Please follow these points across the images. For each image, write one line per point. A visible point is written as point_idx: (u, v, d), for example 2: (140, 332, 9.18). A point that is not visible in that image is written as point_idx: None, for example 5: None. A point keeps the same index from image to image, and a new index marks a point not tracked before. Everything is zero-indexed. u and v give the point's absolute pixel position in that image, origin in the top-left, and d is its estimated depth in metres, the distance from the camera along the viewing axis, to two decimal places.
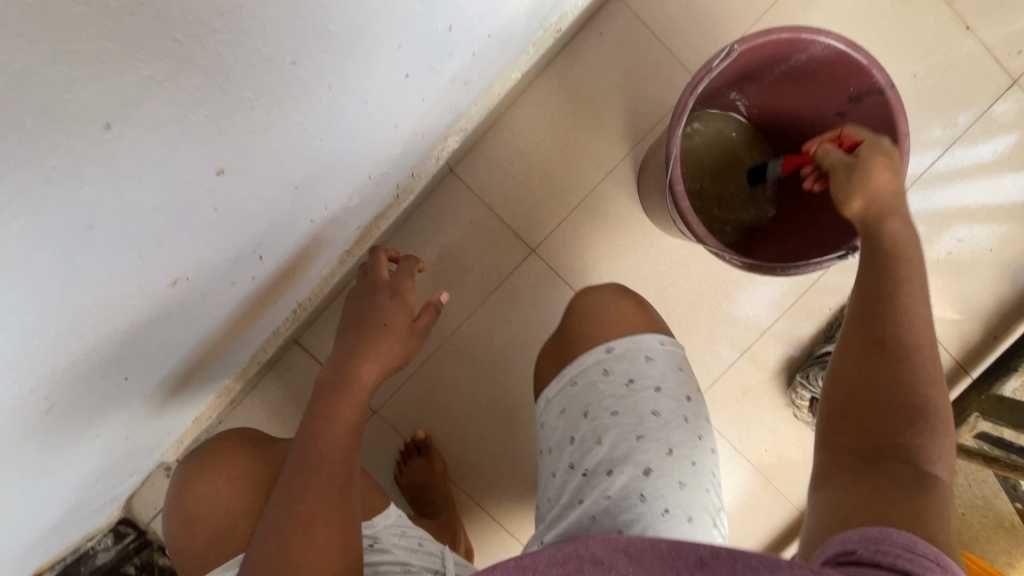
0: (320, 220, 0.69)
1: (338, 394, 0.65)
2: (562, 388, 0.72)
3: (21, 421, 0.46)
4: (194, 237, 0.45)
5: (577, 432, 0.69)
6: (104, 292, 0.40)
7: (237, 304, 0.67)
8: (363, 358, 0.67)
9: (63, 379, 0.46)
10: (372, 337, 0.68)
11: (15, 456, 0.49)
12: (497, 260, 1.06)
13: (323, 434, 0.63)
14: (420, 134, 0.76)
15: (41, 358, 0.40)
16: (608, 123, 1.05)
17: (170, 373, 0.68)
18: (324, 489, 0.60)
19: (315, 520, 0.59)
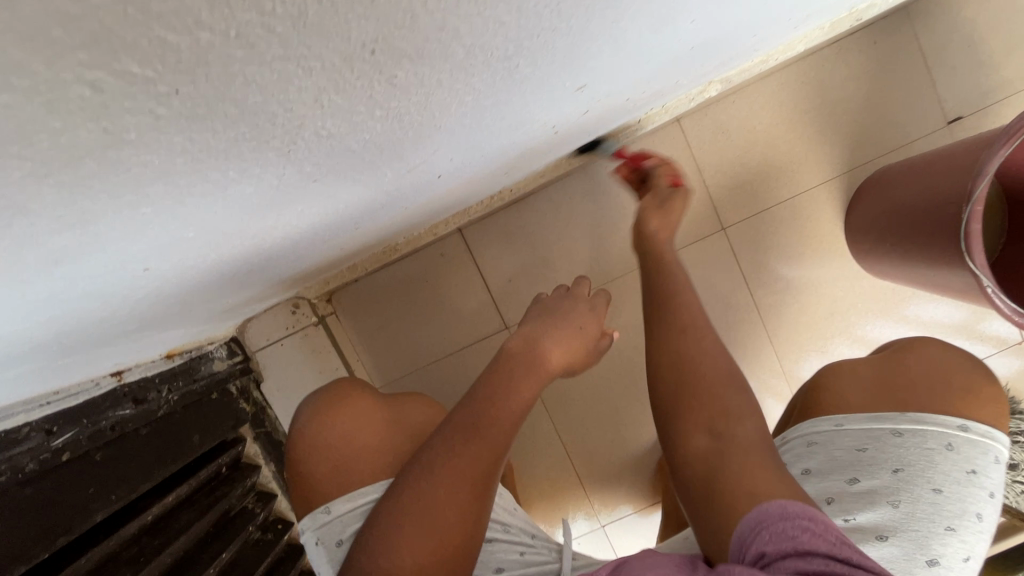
0: (626, 103, 0.64)
1: (513, 364, 0.57)
2: (878, 423, 0.60)
3: (395, 172, 0.42)
4: (643, 41, 0.40)
5: (870, 457, 0.58)
6: (584, 53, 0.35)
7: (517, 155, 0.62)
8: (543, 344, 0.59)
9: (448, 146, 0.42)
10: (556, 329, 0.61)
11: (341, 210, 0.46)
12: (683, 225, 1.02)
13: (494, 403, 0.54)
14: (726, 63, 0.72)
15: (491, 106, 0.36)
16: (845, 132, 1.00)
17: (422, 201, 0.64)
18: (480, 459, 0.52)
19: (449, 493, 0.51)
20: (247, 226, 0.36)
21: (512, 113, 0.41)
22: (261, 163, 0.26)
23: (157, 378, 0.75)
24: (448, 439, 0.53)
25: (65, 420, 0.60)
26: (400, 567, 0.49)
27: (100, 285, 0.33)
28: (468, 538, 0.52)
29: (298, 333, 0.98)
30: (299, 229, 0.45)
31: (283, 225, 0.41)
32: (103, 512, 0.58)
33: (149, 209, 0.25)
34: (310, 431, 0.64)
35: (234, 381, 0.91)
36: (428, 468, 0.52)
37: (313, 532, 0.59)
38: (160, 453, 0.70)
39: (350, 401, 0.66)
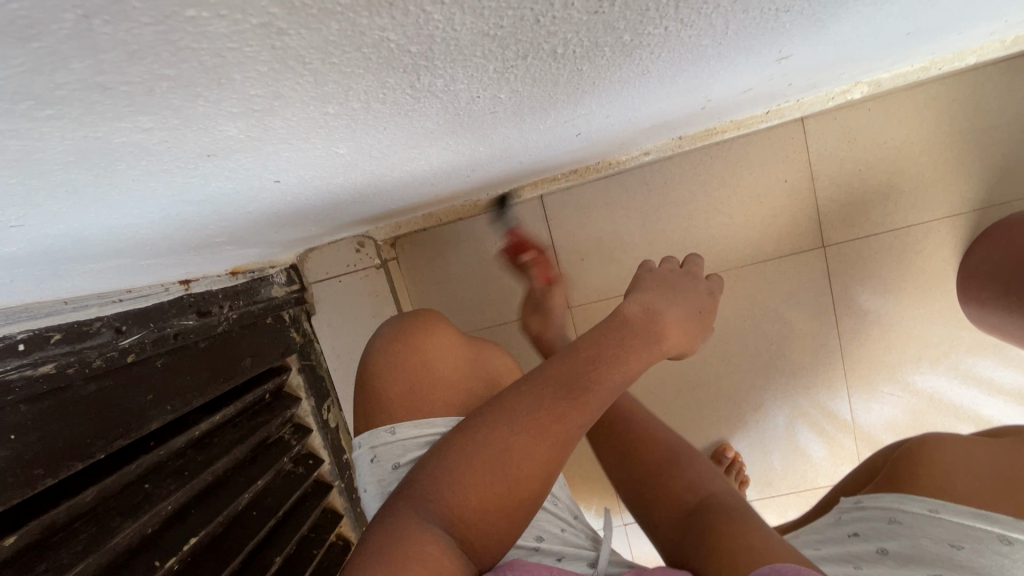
0: (788, 87, 0.56)
1: (627, 332, 0.50)
2: (984, 523, 0.50)
3: (552, 123, 0.36)
4: (889, 16, 0.33)
5: (964, 558, 0.47)
6: (839, 18, 0.29)
7: (656, 124, 0.55)
8: (662, 316, 0.52)
9: (622, 102, 0.36)
10: (672, 311, 0.53)
11: (475, 156, 0.40)
12: (780, 235, 0.94)
13: (594, 368, 0.47)
14: (892, 63, 0.63)
15: (700, 64, 0.30)
16: (988, 168, 0.89)
17: (537, 161, 0.58)
18: (569, 418, 0.46)
19: (528, 449, 0.45)
20: (395, 153, 0.31)
21: (707, 74, 0.35)
22: (479, 73, 0.20)
23: (220, 293, 0.73)
24: (538, 389, 0.47)
25: (131, 321, 0.58)
26: (458, 506, 0.44)
27: (227, 191, 0.29)
28: (530, 501, 0.46)
29: (358, 273, 0.97)
30: (427, 168, 0.40)
31: (419, 161, 0.36)
32: (159, 422, 0.56)
33: (336, 108, 0.20)
34: (394, 348, 0.60)
35: (289, 309, 0.89)
36: (511, 416, 0.46)
37: (369, 449, 0.57)
38: (213, 371, 0.67)
39: (436, 332, 0.61)
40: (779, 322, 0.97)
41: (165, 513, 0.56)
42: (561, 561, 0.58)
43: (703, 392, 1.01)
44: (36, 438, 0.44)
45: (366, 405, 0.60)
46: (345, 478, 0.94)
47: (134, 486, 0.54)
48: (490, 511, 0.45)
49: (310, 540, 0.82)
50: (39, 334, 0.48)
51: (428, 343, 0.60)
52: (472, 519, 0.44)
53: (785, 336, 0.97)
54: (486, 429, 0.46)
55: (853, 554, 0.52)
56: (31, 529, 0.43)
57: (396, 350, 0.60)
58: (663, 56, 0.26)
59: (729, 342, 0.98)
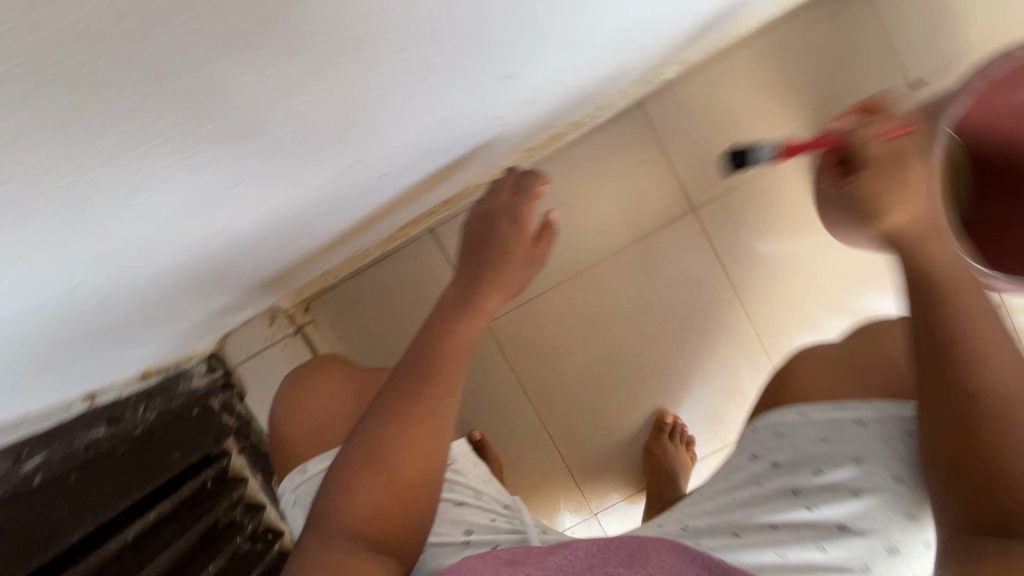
0: (572, 86, 0.64)
1: (449, 314, 0.64)
2: (840, 410, 0.60)
3: (323, 174, 0.42)
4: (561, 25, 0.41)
5: (833, 449, 0.59)
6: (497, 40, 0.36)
7: (467, 145, 0.62)
8: (479, 295, 0.65)
9: (378, 143, 0.42)
10: (491, 280, 0.66)
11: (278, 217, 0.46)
12: (652, 209, 1.02)
13: (430, 362, 0.60)
14: (668, 43, 0.73)
15: (404, 102, 0.37)
16: (808, 105, 1.00)
17: (377, 202, 0.64)
18: (428, 399, 0.57)
19: (397, 441, 0.55)
20: (178, 229, 0.36)
21: (436, 86, 0.41)
22: (156, 151, 0.26)
23: (133, 396, 0.76)
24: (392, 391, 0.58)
25: (37, 445, 0.61)
26: (356, 510, 0.53)
27: (38, 306, 0.33)
28: (422, 479, 0.56)
29: (277, 343, 0.99)
30: (240, 238, 0.45)
31: (218, 237, 0.41)
32: (83, 530, 0.58)
33: (53, 215, 0.25)
34: (291, 397, 0.64)
35: (215, 397, 0.92)
36: (376, 418, 0.57)
37: (290, 493, 0.60)
38: (139, 471, 0.70)
39: (328, 371, 0.66)
40: (676, 286, 1.04)
41: None
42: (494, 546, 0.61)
43: (630, 368, 1.07)
44: None
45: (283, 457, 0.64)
46: None
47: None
48: (391, 497, 0.54)
49: None
50: None
51: (320, 382, 0.64)
52: (378, 511, 0.53)
53: (685, 297, 1.04)
54: (360, 436, 0.56)
55: (755, 475, 0.63)
56: None
57: (294, 398, 0.64)
58: (346, 109, 0.32)
59: (637, 316, 1.05)
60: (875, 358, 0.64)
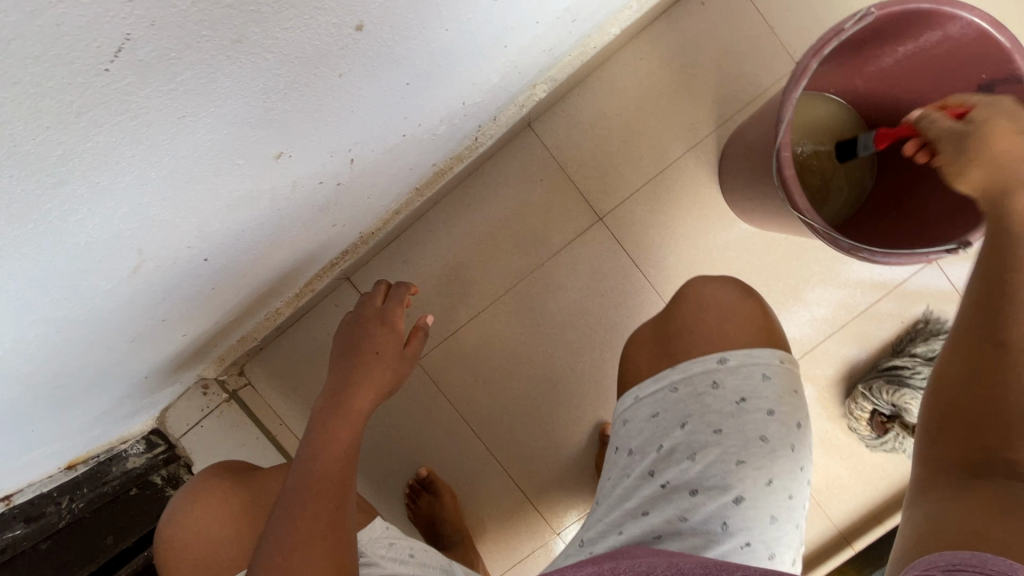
0: (412, 134, 0.66)
1: (326, 412, 0.60)
2: (660, 382, 0.62)
3: (109, 278, 0.43)
4: (314, 103, 0.43)
5: (663, 420, 0.60)
6: (228, 137, 0.38)
7: (314, 209, 0.64)
8: (353, 388, 0.62)
9: (164, 239, 0.44)
10: (358, 376, 0.63)
11: (91, 319, 0.47)
12: (562, 223, 1.02)
13: (320, 464, 0.56)
14: (516, 69, 0.75)
15: (150, 206, 0.39)
16: (698, 97, 1.00)
17: (240, 275, 0.66)
18: (319, 511, 0.53)
19: (305, 558, 0.51)
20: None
21: (213, 192, 0.44)
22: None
23: (56, 491, 0.77)
24: (286, 508, 0.54)
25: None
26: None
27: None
28: None
29: (215, 411, 1.02)
30: (56, 346, 0.47)
31: (15, 354, 0.43)
32: None
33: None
34: (173, 535, 0.64)
35: (157, 473, 0.94)
36: (275, 542, 0.52)
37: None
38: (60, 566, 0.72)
39: (204, 500, 0.66)
40: (600, 295, 1.04)
41: None
42: None
43: (569, 384, 1.06)
44: None
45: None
46: None
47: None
48: None
49: None
50: None
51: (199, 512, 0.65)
52: None
53: (610, 305, 1.04)
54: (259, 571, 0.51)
55: (622, 466, 0.63)
56: None
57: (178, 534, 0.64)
58: (65, 231, 0.34)
59: (567, 330, 1.05)
60: (681, 321, 0.64)
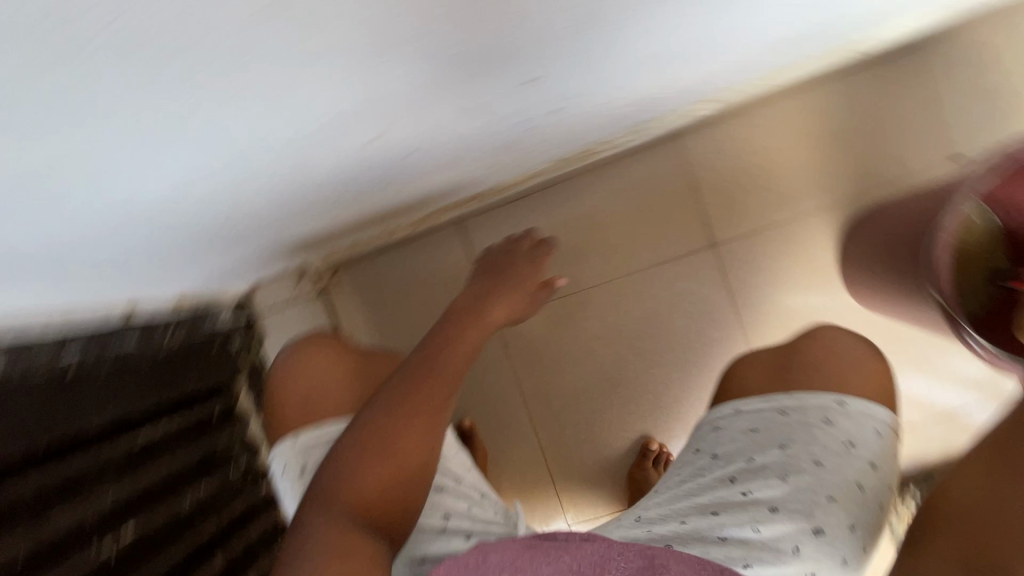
0: (604, 108, 0.69)
1: (459, 317, 0.66)
2: (770, 403, 0.64)
3: (349, 148, 0.47)
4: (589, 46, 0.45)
5: (761, 436, 0.62)
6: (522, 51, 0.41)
7: (496, 146, 0.67)
8: (490, 303, 0.69)
9: (406, 128, 0.48)
10: (492, 294, 0.70)
11: (308, 180, 0.52)
12: (674, 239, 1.05)
13: (438, 359, 0.61)
14: (708, 81, 0.77)
15: (429, 95, 0.42)
16: (848, 162, 1.01)
17: (407, 185, 0.70)
18: (431, 394, 0.59)
19: (401, 433, 0.58)
20: (218, 178, 0.41)
21: (464, 97, 0.47)
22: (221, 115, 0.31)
23: (162, 323, 0.84)
24: (400, 382, 0.59)
25: (80, 345, 0.69)
26: (360, 488, 0.56)
27: (98, 218, 0.39)
28: (421, 469, 0.59)
29: (300, 303, 1.07)
30: (272, 193, 0.51)
31: (251, 188, 0.47)
32: (93, 423, 0.66)
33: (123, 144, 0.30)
34: (286, 370, 0.73)
35: (235, 340, 1.00)
36: (383, 403, 0.59)
37: (280, 459, 0.68)
38: (151, 388, 0.78)
39: (323, 350, 0.73)
40: (687, 318, 1.06)
41: (107, 507, 0.65)
42: (469, 537, 0.67)
43: (627, 390, 1.09)
44: None
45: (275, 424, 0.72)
46: None
47: (79, 480, 0.63)
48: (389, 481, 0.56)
49: (256, 551, 0.89)
50: None
51: (317, 358, 0.73)
52: (377, 493, 0.56)
53: (692, 331, 1.06)
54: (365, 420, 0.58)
55: (699, 468, 0.64)
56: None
57: (291, 372, 0.73)
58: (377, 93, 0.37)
59: (643, 340, 1.07)
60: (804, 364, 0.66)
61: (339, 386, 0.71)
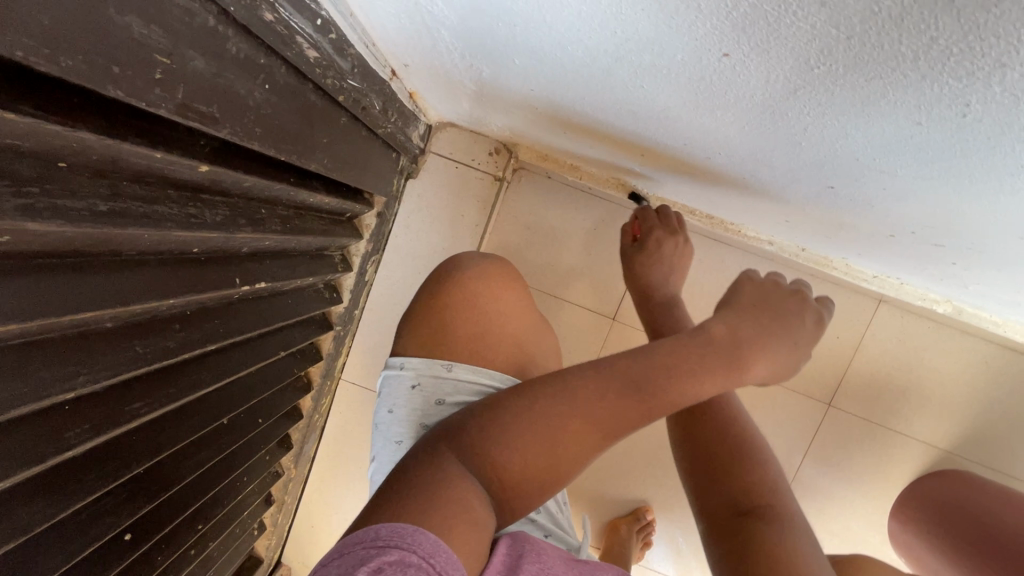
0: (957, 266, 0.64)
1: (708, 348, 0.52)
2: None
3: (867, 156, 0.42)
4: None
5: None
6: None
7: (858, 223, 0.61)
8: (745, 353, 0.52)
9: (916, 179, 0.43)
10: (748, 350, 0.53)
11: (770, 141, 0.46)
12: (803, 372, 1.06)
13: (662, 396, 0.50)
14: (1005, 302, 0.75)
15: (1019, 186, 0.37)
16: (988, 433, 1.02)
17: (745, 190, 0.65)
18: (625, 415, 0.49)
19: (575, 437, 0.49)
20: (788, 95, 0.36)
21: (987, 200, 0.42)
22: (996, 80, 0.26)
23: (397, 104, 0.71)
24: (605, 391, 0.50)
25: (363, 73, 0.56)
26: (503, 467, 0.47)
27: (686, 37, 0.34)
28: (558, 482, 0.50)
29: (476, 172, 0.97)
30: (733, 124, 0.45)
31: (756, 112, 0.41)
32: (313, 167, 0.54)
33: (907, 34, 0.26)
34: (470, 282, 0.73)
35: (407, 159, 0.89)
36: (571, 396, 0.49)
37: (415, 376, 0.70)
38: (354, 160, 0.67)
39: (510, 288, 0.74)
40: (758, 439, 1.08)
41: (259, 247, 0.56)
42: (548, 536, 0.68)
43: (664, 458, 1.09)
44: (269, 107, 0.43)
45: (431, 326, 0.72)
46: (344, 329, 0.93)
47: (257, 203, 0.53)
48: (528, 475, 0.48)
49: (295, 360, 0.81)
50: (330, 20, 0.44)
51: (504, 291, 0.73)
52: (512, 483, 0.47)
53: None
54: (543, 402, 0.49)
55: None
56: (219, 171, 0.43)
57: (474, 288, 0.72)
58: None
59: None
60: None
61: (512, 333, 0.72)
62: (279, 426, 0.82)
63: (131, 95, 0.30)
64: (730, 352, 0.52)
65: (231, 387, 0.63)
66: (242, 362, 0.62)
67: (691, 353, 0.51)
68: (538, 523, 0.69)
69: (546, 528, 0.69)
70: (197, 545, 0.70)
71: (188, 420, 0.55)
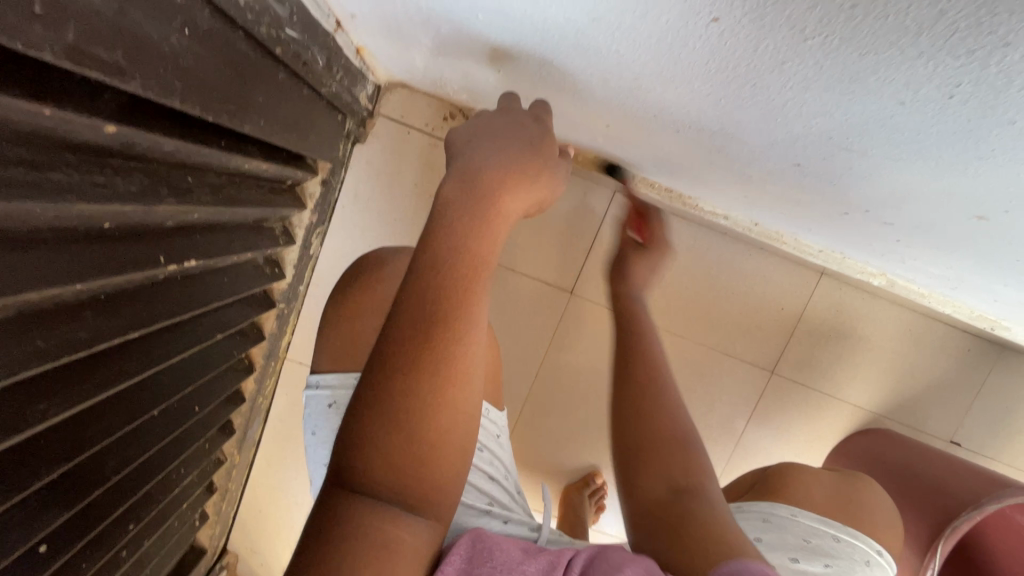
0: (900, 242, 0.67)
1: (456, 216, 0.45)
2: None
3: (838, 134, 0.41)
4: None
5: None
6: None
7: (816, 201, 0.62)
8: (491, 168, 0.47)
9: (879, 159, 0.43)
10: (521, 176, 0.48)
11: (743, 116, 0.44)
12: (750, 342, 1.11)
13: (446, 277, 0.43)
14: (936, 276, 0.80)
15: (976, 168, 0.38)
16: (907, 394, 1.11)
17: (709, 165, 0.63)
18: (448, 333, 0.42)
19: (424, 379, 0.40)
20: (772, 67, 0.34)
21: (947, 181, 0.42)
22: (993, 61, 0.25)
23: (343, 60, 0.65)
24: (406, 315, 0.42)
25: (303, 23, 0.49)
26: (376, 466, 0.39)
27: None
28: (459, 427, 0.42)
29: (430, 138, 0.92)
30: (708, 97, 0.43)
31: (735, 84, 0.39)
32: (247, 130, 0.48)
33: (917, 3, 0.24)
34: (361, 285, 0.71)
35: (353, 121, 0.82)
36: (384, 367, 0.41)
37: (330, 395, 0.67)
38: (295, 122, 0.60)
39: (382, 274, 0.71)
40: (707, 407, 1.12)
41: (186, 221, 0.49)
42: (507, 523, 0.64)
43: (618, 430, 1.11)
44: (193, 54, 0.37)
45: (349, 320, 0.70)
46: (288, 306, 0.86)
47: (180, 171, 0.46)
48: (416, 453, 0.40)
49: (235, 341, 0.74)
50: None
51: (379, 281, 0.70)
52: (400, 478, 0.39)
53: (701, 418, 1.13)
54: (372, 379, 0.41)
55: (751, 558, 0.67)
56: (129, 135, 0.36)
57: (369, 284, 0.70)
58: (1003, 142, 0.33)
59: None
60: None
61: None
62: (219, 413, 0.76)
63: (7, 34, 0.24)
64: (485, 193, 0.46)
65: (161, 376, 0.57)
66: (171, 347, 0.56)
67: (454, 227, 0.45)
68: (494, 513, 0.64)
69: (503, 515, 0.65)
70: (129, 544, 0.64)
71: (108, 417, 0.49)
